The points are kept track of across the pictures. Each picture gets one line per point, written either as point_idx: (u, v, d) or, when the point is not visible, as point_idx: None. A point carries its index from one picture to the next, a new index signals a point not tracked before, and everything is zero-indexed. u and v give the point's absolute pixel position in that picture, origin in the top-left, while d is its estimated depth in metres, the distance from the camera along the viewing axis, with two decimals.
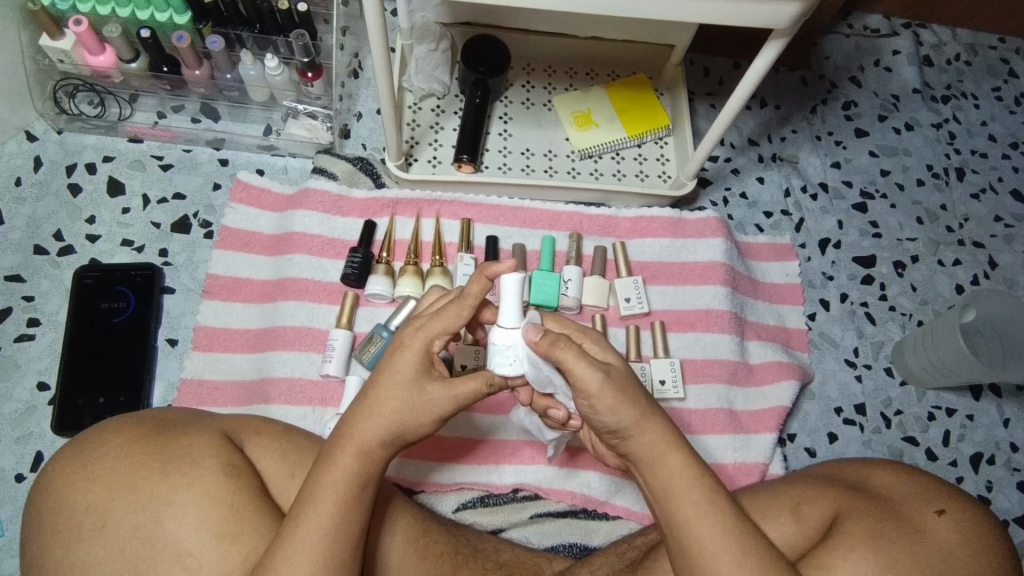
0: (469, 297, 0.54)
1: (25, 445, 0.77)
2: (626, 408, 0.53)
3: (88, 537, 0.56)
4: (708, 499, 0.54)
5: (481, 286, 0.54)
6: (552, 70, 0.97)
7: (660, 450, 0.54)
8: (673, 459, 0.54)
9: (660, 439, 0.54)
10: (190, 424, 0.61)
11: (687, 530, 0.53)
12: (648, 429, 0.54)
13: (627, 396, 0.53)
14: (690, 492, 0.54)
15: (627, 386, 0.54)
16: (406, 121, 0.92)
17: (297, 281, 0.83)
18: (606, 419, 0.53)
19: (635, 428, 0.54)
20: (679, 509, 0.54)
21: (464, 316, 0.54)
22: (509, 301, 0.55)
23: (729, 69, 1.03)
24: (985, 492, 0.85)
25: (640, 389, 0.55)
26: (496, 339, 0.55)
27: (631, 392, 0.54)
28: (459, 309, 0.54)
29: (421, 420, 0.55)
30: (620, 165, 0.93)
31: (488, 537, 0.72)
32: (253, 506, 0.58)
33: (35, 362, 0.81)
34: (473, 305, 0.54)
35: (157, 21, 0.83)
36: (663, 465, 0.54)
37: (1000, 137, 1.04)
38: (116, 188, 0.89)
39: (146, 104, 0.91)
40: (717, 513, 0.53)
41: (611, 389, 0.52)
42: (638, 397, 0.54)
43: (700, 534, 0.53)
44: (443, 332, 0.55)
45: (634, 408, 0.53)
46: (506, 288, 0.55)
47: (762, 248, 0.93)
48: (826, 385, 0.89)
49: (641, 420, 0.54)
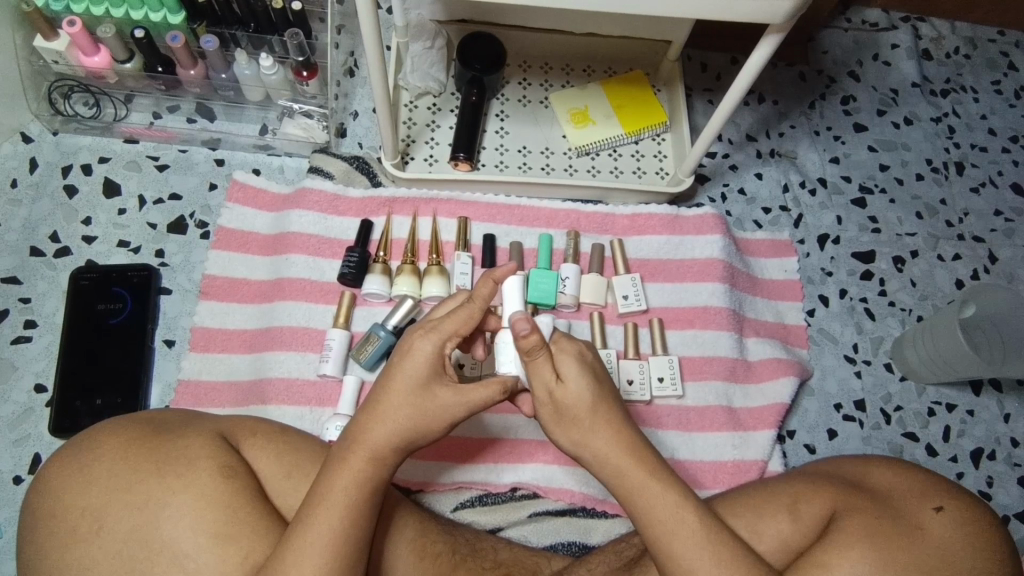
0: (478, 299, 0.55)
1: (23, 447, 0.77)
2: (570, 427, 0.56)
3: (85, 540, 0.55)
4: (674, 514, 0.54)
5: (489, 288, 0.56)
6: (547, 66, 0.96)
7: (616, 466, 0.56)
8: (633, 476, 0.55)
9: (614, 455, 0.56)
10: (186, 425, 0.61)
11: (659, 546, 0.54)
12: (598, 445, 0.56)
13: (569, 415, 0.56)
14: (656, 508, 0.54)
15: (569, 408, 0.55)
16: (401, 119, 0.91)
17: (294, 281, 0.82)
18: (553, 433, 0.57)
19: (579, 447, 0.56)
20: (647, 528, 0.55)
21: (474, 320, 0.55)
22: (512, 302, 0.60)
23: (728, 64, 1.03)
24: (986, 487, 0.85)
25: (590, 410, 0.55)
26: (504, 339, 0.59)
27: (576, 414, 0.55)
28: (470, 312, 0.55)
29: (433, 425, 0.55)
30: (617, 162, 0.93)
31: (487, 536, 0.72)
32: (248, 507, 0.58)
33: (32, 363, 0.81)
34: (483, 308, 0.56)
35: (152, 21, 0.83)
36: (622, 483, 0.56)
37: (1000, 131, 1.04)
38: (112, 190, 0.88)
39: (141, 105, 0.91)
40: (687, 528, 0.54)
41: (548, 408, 0.56)
42: (584, 415, 0.55)
43: (671, 551, 0.54)
44: (454, 334, 0.55)
45: (576, 427, 0.56)
46: (508, 288, 0.60)
47: (760, 244, 0.93)
48: (825, 381, 0.89)
49: (588, 434, 0.56)
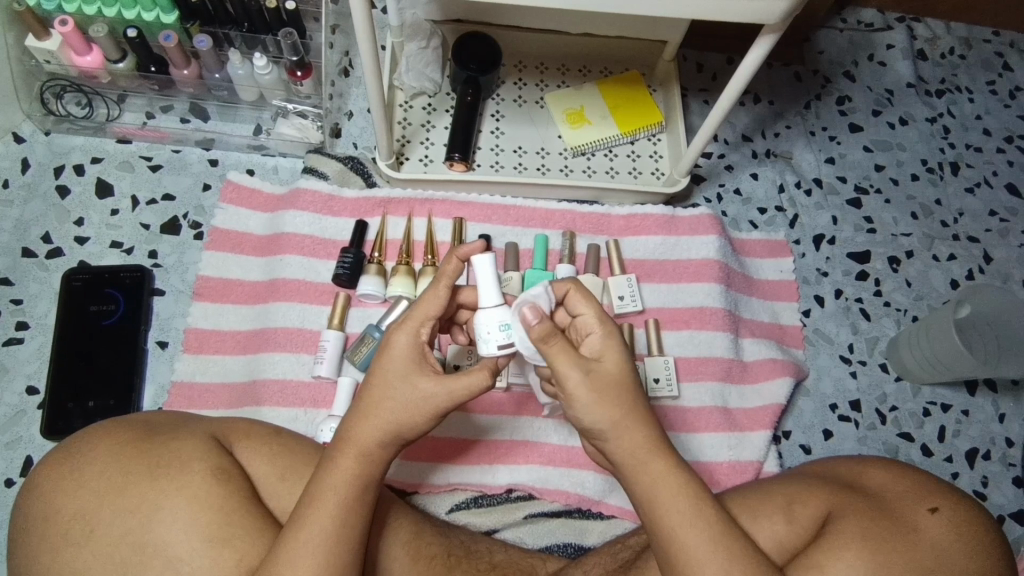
0: (444, 278, 0.56)
1: (15, 450, 0.77)
2: (604, 408, 0.54)
3: (77, 543, 0.55)
4: (694, 506, 0.54)
5: (455, 266, 0.57)
6: (543, 67, 0.96)
7: (640, 455, 0.55)
8: (656, 465, 0.54)
9: (642, 444, 0.55)
10: (179, 428, 0.61)
11: (673, 540, 0.54)
12: (629, 431, 0.54)
13: (606, 396, 0.54)
14: (675, 500, 0.54)
15: (611, 388, 0.54)
16: (396, 119, 0.91)
17: (288, 282, 0.82)
18: (582, 416, 0.54)
19: (611, 432, 0.54)
20: (666, 517, 0.54)
21: (442, 299, 0.56)
22: (486, 280, 0.56)
23: (723, 65, 1.02)
24: (981, 488, 0.85)
25: (627, 392, 0.55)
26: (483, 323, 0.55)
27: (611, 395, 0.54)
28: (437, 293, 0.56)
29: (418, 418, 0.54)
30: (613, 163, 0.93)
31: (482, 538, 0.71)
32: (242, 510, 0.57)
33: (24, 366, 0.80)
34: (449, 285, 0.56)
35: (145, 21, 0.82)
36: (644, 471, 0.55)
37: (995, 131, 1.04)
38: (105, 190, 0.88)
39: (135, 105, 0.90)
40: (704, 520, 0.54)
41: (588, 389, 0.53)
42: (622, 397, 0.54)
43: (686, 543, 0.53)
44: (426, 318, 0.56)
45: (615, 409, 0.54)
46: (480, 268, 0.56)
47: (756, 244, 0.93)
48: (821, 382, 0.89)
49: (623, 419, 0.54)
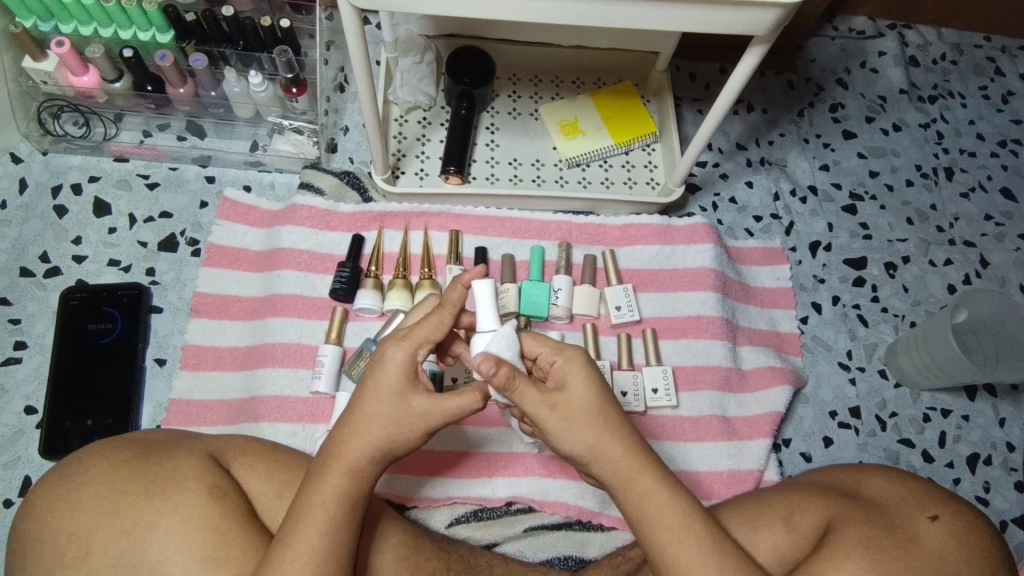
0: (448, 304, 0.57)
1: (14, 470, 0.77)
2: (581, 432, 0.54)
3: (72, 565, 0.55)
4: (683, 521, 0.54)
5: (459, 293, 0.57)
6: (537, 79, 0.96)
7: (626, 473, 0.55)
8: (642, 481, 0.55)
9: (626, 462, 0.55)
10: (176, 446, 0.61)
11: (666, 556, 0.54)
12: (611, 449, 0.55)
13: (581, 419, 0.54)
14: (665, 515, 0.54)
15: (583, 412, 0.54)
16: (391, 134, 0.91)
17: (285, 298, 0.82)
18: (564, 442, 0.54)
19: (592, 452, 0.55)
20: (656, 535, 0.54)
21: (444, 326, 0.56)
22: (485, 307, 0.59)
23: (716, 74, 1.03)
24: (983, 493, 0.84)
25: (602, 412, 0.55)
26: (476, 348, 0.58)
27: (586, 417, 0.54)
28: (439, 318, 0.56)
29: (409, 432, 0.55)
30: (608, 173, 0.93)
31: (482, 552, 0.71)
32: (238, 528, 0.57)
33: (22, 385, 0.80)
34: (454, 312, 0.57)
35: (141, 41, 0.83)
36: (632, 489, 0.55)
37: (988, 136, 1.04)
38: (103, 209, 0.88)
39: (132, 123, 0.91)
40: (695, 535, 0.54)
41: (560, 415, 0.54)
42: (595, 418, 0.54)
43: (678, 558, 0.53)
44: (426, 340, 0.56)
45: (591, 430, 0.54)
46: (480, 294, 0.59)
47: (752, 252, 0.93)
48: (820, 389, 0.89)
49: (601, 438, 0.54)
